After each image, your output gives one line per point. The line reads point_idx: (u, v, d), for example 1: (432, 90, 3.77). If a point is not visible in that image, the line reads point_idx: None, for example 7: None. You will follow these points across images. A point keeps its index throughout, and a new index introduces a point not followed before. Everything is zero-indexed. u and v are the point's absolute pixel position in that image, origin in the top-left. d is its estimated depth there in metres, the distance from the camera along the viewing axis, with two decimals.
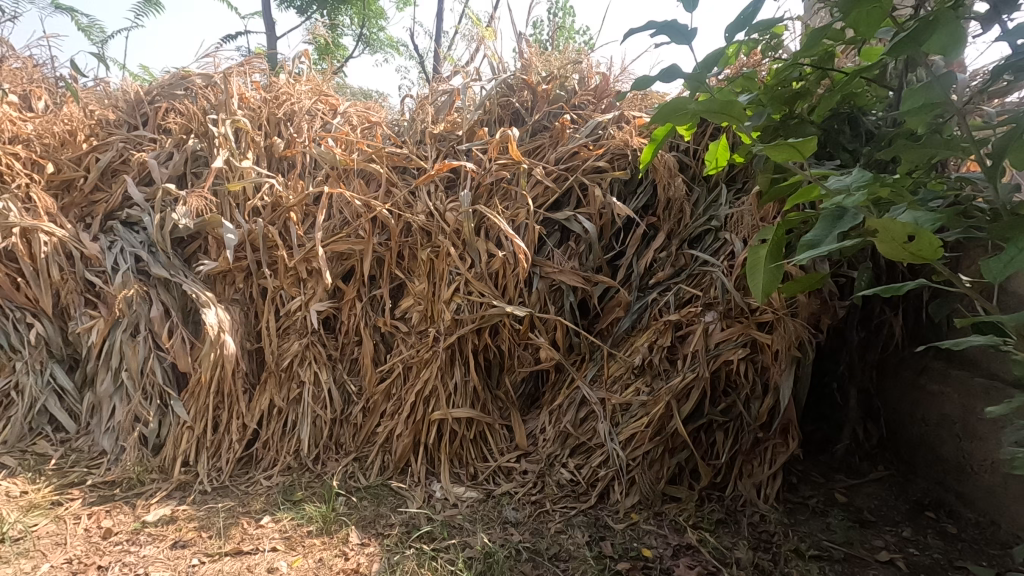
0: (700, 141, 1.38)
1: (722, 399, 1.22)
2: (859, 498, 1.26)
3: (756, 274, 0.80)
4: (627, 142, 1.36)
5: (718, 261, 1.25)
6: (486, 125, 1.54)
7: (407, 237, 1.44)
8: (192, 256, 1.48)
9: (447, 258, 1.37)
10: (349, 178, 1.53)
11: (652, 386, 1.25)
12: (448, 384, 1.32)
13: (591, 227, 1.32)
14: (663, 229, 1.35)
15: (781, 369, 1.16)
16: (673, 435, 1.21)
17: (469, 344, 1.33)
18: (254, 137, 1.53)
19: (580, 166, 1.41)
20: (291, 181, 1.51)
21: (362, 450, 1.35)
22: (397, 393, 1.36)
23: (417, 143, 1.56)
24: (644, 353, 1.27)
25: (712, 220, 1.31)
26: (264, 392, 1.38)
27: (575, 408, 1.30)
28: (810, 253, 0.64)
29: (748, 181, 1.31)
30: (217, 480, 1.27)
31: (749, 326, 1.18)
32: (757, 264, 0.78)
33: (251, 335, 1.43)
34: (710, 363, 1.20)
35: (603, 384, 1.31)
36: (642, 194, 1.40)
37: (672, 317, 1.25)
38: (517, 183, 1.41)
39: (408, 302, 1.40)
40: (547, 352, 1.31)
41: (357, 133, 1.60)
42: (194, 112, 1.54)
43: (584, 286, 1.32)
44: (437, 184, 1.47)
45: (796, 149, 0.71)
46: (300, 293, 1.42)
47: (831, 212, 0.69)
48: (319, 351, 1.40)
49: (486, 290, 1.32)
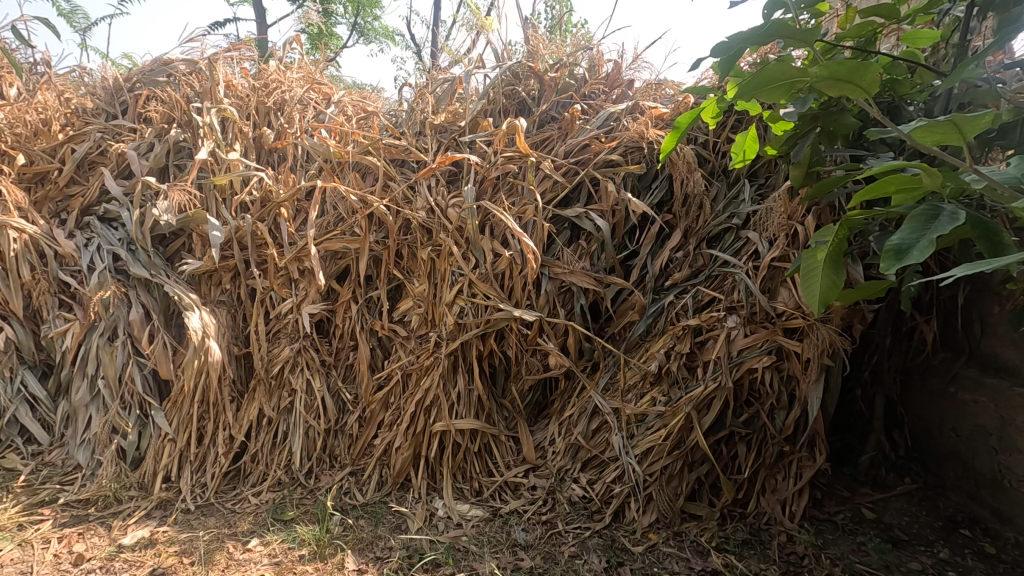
0: (718, 133, 1.29)
1: (744, 410, 1.14)
2: (889, 514, 1.19)
3: (811, 286, 0.73)
4: (642, 134, 1.28)
5: (740, 261, 1.17)
6: (490, 115, 1.45)
7: (406, 235, 1.35)
8: (175, 255, 1.39)
9: (450, 257, 1.28)
10: (344, 172, 1.43)
11: (669, 396, 1.16)
12: (451, 393, 1.23)
13: (604, 225, 1.23)
14: (680, 227, 1.27)
15: (809, 378, 1.08)
16: (693, 448, 1.13)
17: (474, 350, 1.24)
18: (242, 127, 1.43)
19: (592, 159, 1.33)
20: (281, 174, 1.42)
21: (358, 463, 1.26)
22: (396, 403, 1.27)
23: (416, 134, 1.47)
24: (661, 360, 1.18)
25: (733, 217, 1.23)
26: (253, 401, 1.29)
27: (586, 419, 1.21)
28: (895, 264, 0.57)
29: (771, 176, 1.23)
30: (201, 497, 1.17)
31: (774, 332, 1.10)
32: (812, 276, 0.72)
33: (238, 339, 1.34)
34: (734, 372, 1.12)
35: (616, 393, 1.22)
36: (657, 190, 1.31)
37: (692, 322, 1.17)
38: (524, 177, 1.32)
39: (406, 305, 1.31)
40: (557, 359, 1.22)
41: (353, 123, 1.51)
42: (177, 99, 1.43)
43: (596, 288, 1.23)
44: (438, 179, 1.38)
45: (958, 127, 0.60)
46: (291, 294, 1.33)
47: (924, 211, 0.59)
48: (312, 357, 1.31)
49: (491, 292, 1.23)
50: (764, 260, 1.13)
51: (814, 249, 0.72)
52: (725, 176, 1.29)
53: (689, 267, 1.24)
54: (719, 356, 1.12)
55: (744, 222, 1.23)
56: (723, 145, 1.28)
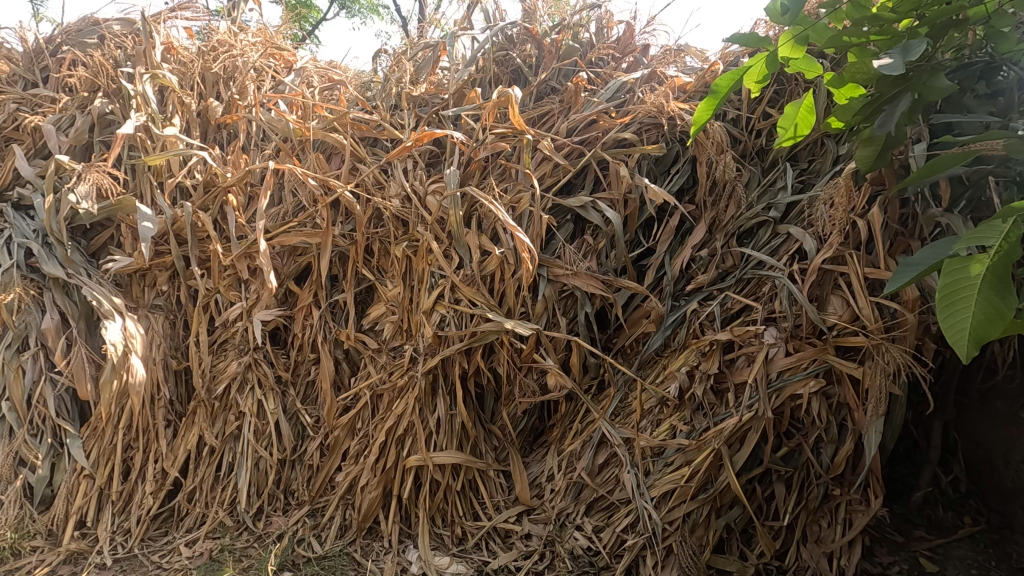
0: (752, 107, 1.07)
1: (784, 443, 0.94)
2: (952, 566, 0.99)
3: (959, 310, 0.55)
4: (661, 107, 1.06)
5: (779, 263, 0.97)
6: (479, 85, 1.22)
7: (378, 227, 1.13)
8: (101, 251, 1.16)
9: (429, 255, 1.07)
10: (305, 152, 1.21)
11: (693, 426, 0.96)
12: (429, 419, 1.02)
13: (614, 217, 1.02)
14: (704, 220, 1.06)
15: (868, 408, 0.88)
16: (722, 491, 0.93)
17: (456, 368, 1.03)
18: (182, 97, 1.20)
19: (599, 139, 1.11)
20: (230, 154, 1.20)
21: (318, 502, 1.05)
22: (363, 428, 1.06)
23: (390, 108, 1.24)
24: (682, 381, 0.98)
25: (770, 209, 1.02)
26: (192, 427, 1.07)
27: (592, 451, 1.01)
28: None
29: (816, 160, 1.02)
30: (122, 547, 0.97)
31: (824, 351, 0.90)
32: (969, 294, 0.54)
33: (177, 351, 1.12)
34: (773, 400, 0.92)
35: (627, 421, 1.02)
36: (677, 175, 1.09)
37: (721, 336, 0.96)
38: (519, 160, 1.11)
39: (378, 311, 1.10)
40: (557, 379, 1.01)
41: (317, 95, 1.28)
42: (102, 62, 1.19)
43: (604, 293, 1.03)
44: (416, 160, 1.16)
45: None
46: (240, 297, 1.12)
47: None
48: (265, 375, 1.10)
49: (478, 297, 1.02)
50: (811, 261, 0.92)
51: (981, 257, 0.54)
52: (760, 159, 1.07)
53: (716, 268, 1.03)
54: (755, 379, 0.92)
55: (783, 215, 1.02)
56: (758, 122, 1.06)
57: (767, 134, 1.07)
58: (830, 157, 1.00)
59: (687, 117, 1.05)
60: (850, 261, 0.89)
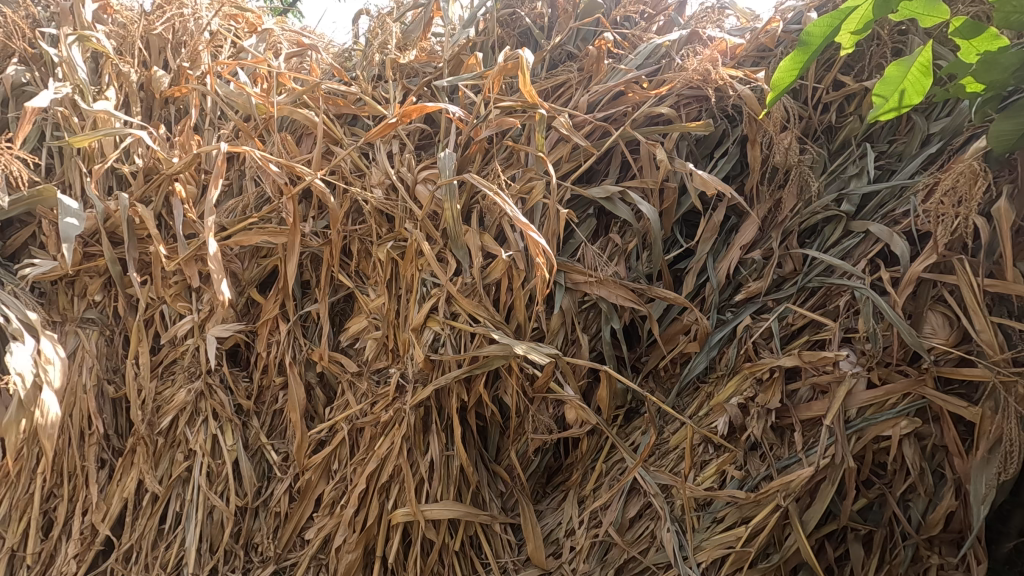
0: (818, 75, 0.87)
1: (863, 495, 0.75)
2: None
3: None
4: (707, 75, 0.85)
5: (857, 270, 0.78)
6: (479, 50, 1.01)
7: (357, 223, 0.93)
8: (21, 253, 0.96)
9: (419, 258, 0.87)
10: (269, 133, 1.01)
11: (747, 473, 0.78)
12: (420, 462, 0.83)
13: (651, 212, 0.82)
14: (758, 214, 0.86)
15: (981, 458, 0.69)
16: (788, 556, 0.75)
17: (453, 399, 0.83)
18: (118, 65, 0.99)
19: (628, 115, 0.91)
20: (178, 134, 0.99)
21: (286, 559, 0.86)
22: (340, 470, 0.87)
23: (373, 79, 1.03)
24: (735, 417, 0.79)
25: (841, 201, 0.83)
26: (130, 469, 0.88)
27: (621, 501, 0.82)
28: None
29: (899, 140, 0.83)
30: None
31: (922, 384, 0.72)
32: None
33: (114, 375, 0.93)
34: (853, 444, 0.73)
35: (663, 463, 0.82)
36: (723, 158, 0.88)
37: (785, 362, 0.77)
38: (529, 140, 0.91)
39: (359, 325, 0.91)
40: (579, 413, 0.82)
41: (285, 63, 1.07)
42: (16, 20, 0.97)
43: (637, 305, 0.83)
44: (403, 142, 0.95)
45: None
46: (190, 309, 0.92)
47: None
48: (222, 405, 0.91)
49: (480, 311, 0.82)
50: (906, 269, 0.73)
51: None
52: (826, 140, 0.87)
53: (773, 273, 0.84)
54: (832, 418, 0.73)
55: (856, 209, 0.83)
56: (826, 93, 0.85)
57: (836, 109, 0.86)
58: (918, 137, 0.81)
59: (739, 87, 0.84)
60: (959, 270, 0.71)
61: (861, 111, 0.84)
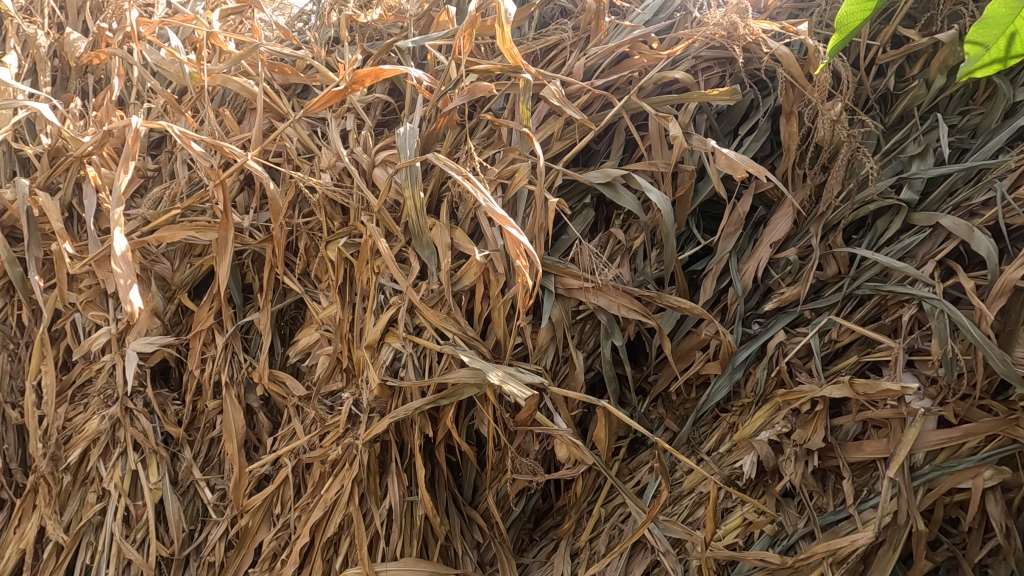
0: (873, 30, 0.70)
1: (930, 558, 0.59)
2: None
3: None
4: (733, 30, 0.68)
5: (926, 275, 0.61)
6: (455, 5, 0.84)
7: (305, 214, 0.77)
8: None
9: (375, 259, 0.70)
10: (204, 107, 0.84)
11: (782, 529, 0.62)
12: (376, 511, 0.68)
13: (664, 202, 0.66)
14: (795, 202, 0.69)
15: None
16: None
17: (417, 434, 0.67)
18: (22, 27, 0.83)
19: (634, 82, 0.74)
20: (94, 109, 0.83)
21: None
22: (281, 515, 0.72)
23: (328, 43, 0.86)
24: (769, 459, 0.62)
25: (901, 187, 0.66)
26: (32, 514, 0.74)
27: (624, 559, 0.67)
28: None
29: (974, 110, 0.66)
30: None
31: (1013, 425, 0.57)
32: None
33: (17, 398, 0.78)
34: (921, 498, 0.58)
35: (675, 512, 0.66)
36: (751, 134, 0.72)
37: (834, 393, 0.61)
38: (512, 113, 0.74)
39: (306, 338, 0.75)
40: (572, 452, 0.66)
41: (227, 24, 0.91)
42: None
43: (646, 320, 0.67)
44: (360, 116, 0.79)
45: None
46: (105, 319, 0.77)
47: None
48: (144, 435, 0.75)
49: (450, 326, 0.67)
50: (996, 276, 0.58)
51: None
52: (881, 111, 0.70)
53: (813, 277, 0.67)
54: (895, 467, 0.58)
55: (920, 198, 0.66)
56: (882, 52, 0.68)
57: (894, 73, 0.70)
58: (1000, 107, 0.64)
59: (774, 44, 0.67)
60: None
61: (927, 74, 0.67)
